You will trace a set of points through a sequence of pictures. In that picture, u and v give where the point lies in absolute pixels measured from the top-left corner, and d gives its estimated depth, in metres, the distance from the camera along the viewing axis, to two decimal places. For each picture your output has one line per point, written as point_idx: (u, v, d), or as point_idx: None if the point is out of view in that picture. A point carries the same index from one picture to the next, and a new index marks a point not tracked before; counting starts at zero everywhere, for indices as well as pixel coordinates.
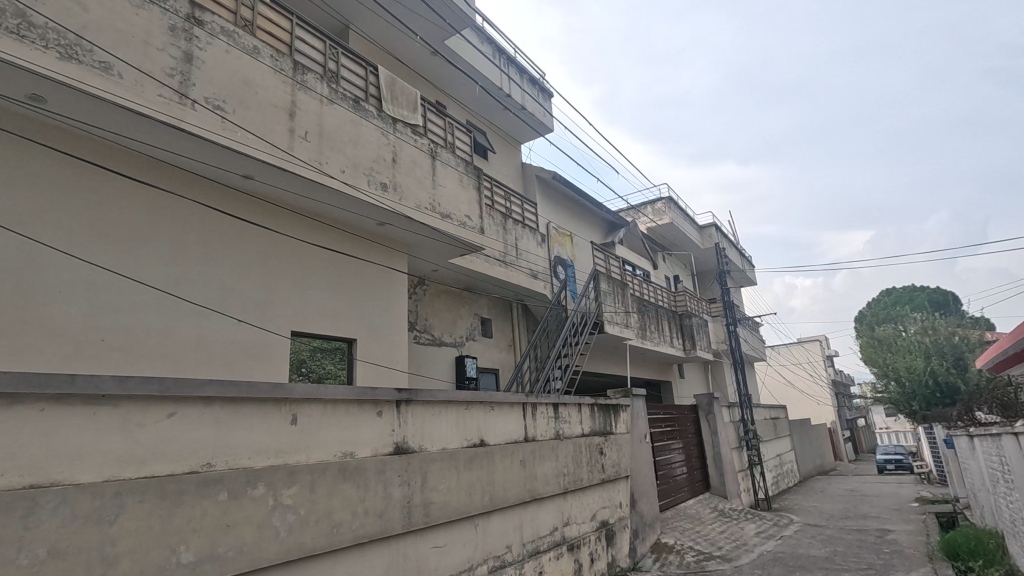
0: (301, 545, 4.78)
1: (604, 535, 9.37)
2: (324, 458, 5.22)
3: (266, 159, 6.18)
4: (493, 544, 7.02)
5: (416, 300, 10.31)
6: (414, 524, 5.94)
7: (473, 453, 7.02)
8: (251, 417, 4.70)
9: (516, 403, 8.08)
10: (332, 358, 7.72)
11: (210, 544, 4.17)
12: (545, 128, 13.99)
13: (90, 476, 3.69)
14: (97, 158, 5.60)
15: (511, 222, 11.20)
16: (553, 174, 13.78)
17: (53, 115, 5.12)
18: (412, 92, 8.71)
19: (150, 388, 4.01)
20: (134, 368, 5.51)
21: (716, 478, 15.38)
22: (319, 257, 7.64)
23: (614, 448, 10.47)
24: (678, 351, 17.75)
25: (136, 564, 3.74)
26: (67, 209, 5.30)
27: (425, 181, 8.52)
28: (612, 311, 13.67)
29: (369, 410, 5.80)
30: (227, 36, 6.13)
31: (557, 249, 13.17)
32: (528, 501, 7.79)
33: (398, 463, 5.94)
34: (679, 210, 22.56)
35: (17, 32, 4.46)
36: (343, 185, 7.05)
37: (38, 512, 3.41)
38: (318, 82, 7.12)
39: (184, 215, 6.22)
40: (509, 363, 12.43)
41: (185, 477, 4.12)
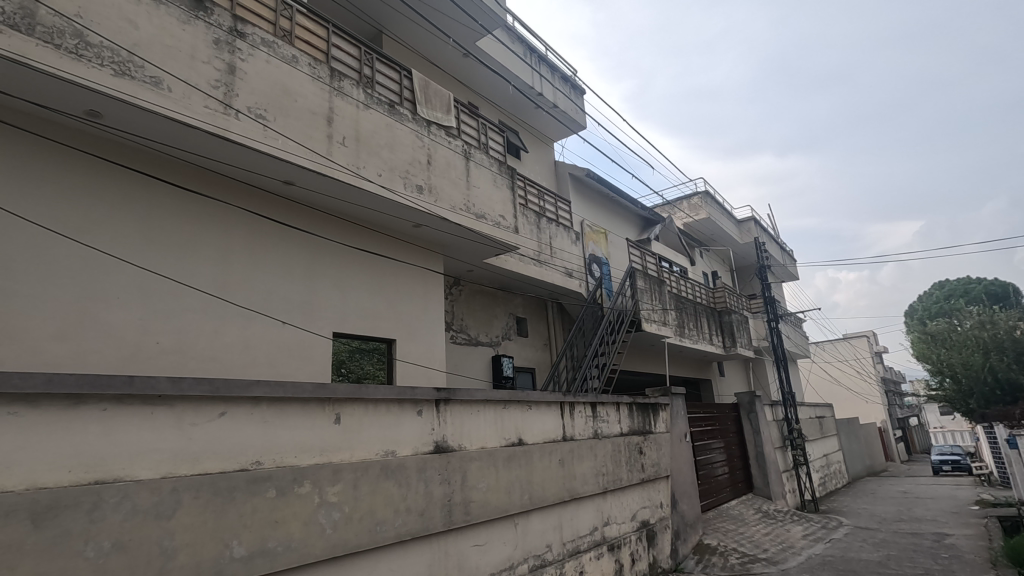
0: (346, 542, 4.89)
1: (645, 536, 9.26)
2: (366, 456, 5.33)
3: (306, 165, 6.34)
4: (533, 543, 7.03)
5: (452, 301, 10.39)
6: (454, 522, 6.00)
7: (512, 452, 7.04)
8: (295, 416, 4.83)
9: (554, 402, 8.06)
10: (370, 359, 7.82)
11: (261, 539, 4.31)
12: (578, 125, 13.90)
13: (149, 473, 3.86)
14: (150, 169, 5.86)
15: (545, 220, 11.18)
16: (587, 171, 13.66)
17: (108, 129, 5.38)
18: (445, 94, 8.80)
19: (201, 388, 4.16)
20: (187, 369, 5.73)
21: (760, 479, 14.99)
22: (358, 260, 7.80)
23: (653, 447, 10.32)
24: (717, 349, 17.38)
25: (193, 558, 3.90)
26: (123, 219, 5.57)
27: (460, 182, 8.58)
28: (650, 309, 13.49)
29: (409, 409, 5.88)
30: (267, 46, 6.32)
31: (592, 247, 13.09)
32: (567, 500, 7.77)
33: (438, 461, 6.01)
34: (716, 204, 22.08)
35: (75, 52, 4.72)
36: (380, 189, 7.17)
37: (102, 507, 3.58)
38: (354, 88, 7.26)
39: (231, 221, 6.45)
40: (545, 362, 12.42)
41: (236, 474, 4.27)
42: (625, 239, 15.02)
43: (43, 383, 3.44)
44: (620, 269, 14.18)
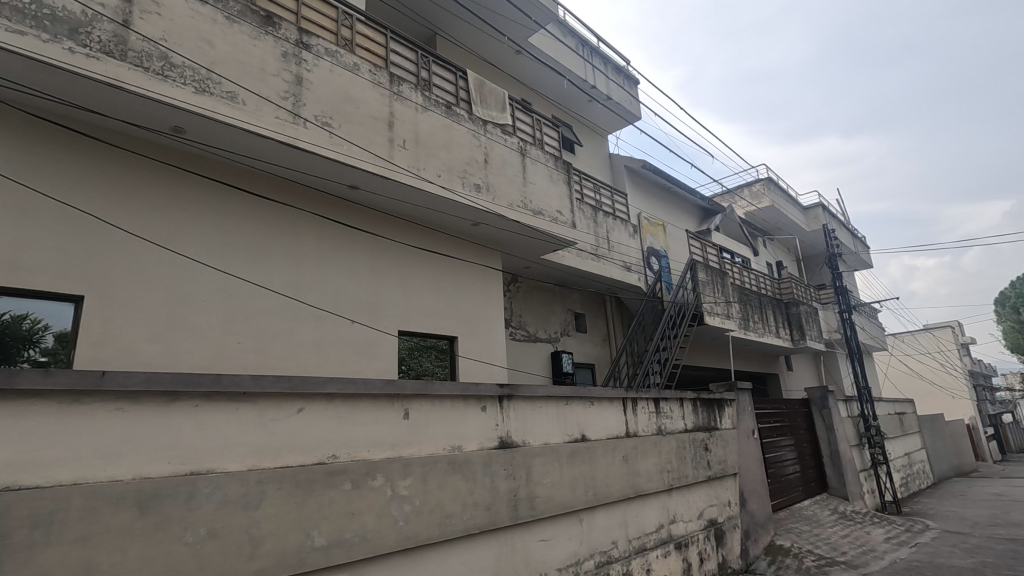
0: (417, 534, 5.03)
1: (713, 535, 9.01)
2: (434, 451, 5.46)
3: (370, 169, 6.55)
4: (598, 540, 6.99)
5: (511, 297, 10.46)
6: (520, 517, 6.05)
7: (575, 448, 7.02)
8: (367, 412, 5.01)
9: (616, 397, 7.97)
10: (429, 357, 7.89)
11: (339, 530, 4.50)
12: (633, 115, 13.63)
13: (236, 465, 4.10)
14: (229, 178, 6.21)
15: (602, 214, 11.06)
16: (643, 163, 13.37)
17: (190, 144, 5.74)
18: (499, 92, 8.84)
19: (281, 386, 4.39)
20: (266, 367, 6.05)
21: (835, 478, 14.25)
22: (420, 260, 7.98)
23: (720, 444, 10.02)
24: (785, 342, 16.65)
25: (278, 546, 4.12)
26: (206, 226, 5.93)
27: (516, 179, 8.60)
28: (712, 301, 13.08)
29: (473, 406, 5.98)
30: (330, 56, 6.56)
31: (650, 240, 12.83)
32: (632, 497, 7.67)
33: (503, 457, 6.07)
34: (780, 191, 21.14)
35: (161, 74, 5.07)
36: (439, 189, 7.31)
37: (197, 495, 3.84)
38: (413, 91, 7.42)
39: (301, 225, 6.74)
40: (604, 357, 12.30)
41: (314, 467, 4.48)
42: (684, 230, 14.64)
43: (144, 382, 3.73)
44: (679, 261, 13.83)
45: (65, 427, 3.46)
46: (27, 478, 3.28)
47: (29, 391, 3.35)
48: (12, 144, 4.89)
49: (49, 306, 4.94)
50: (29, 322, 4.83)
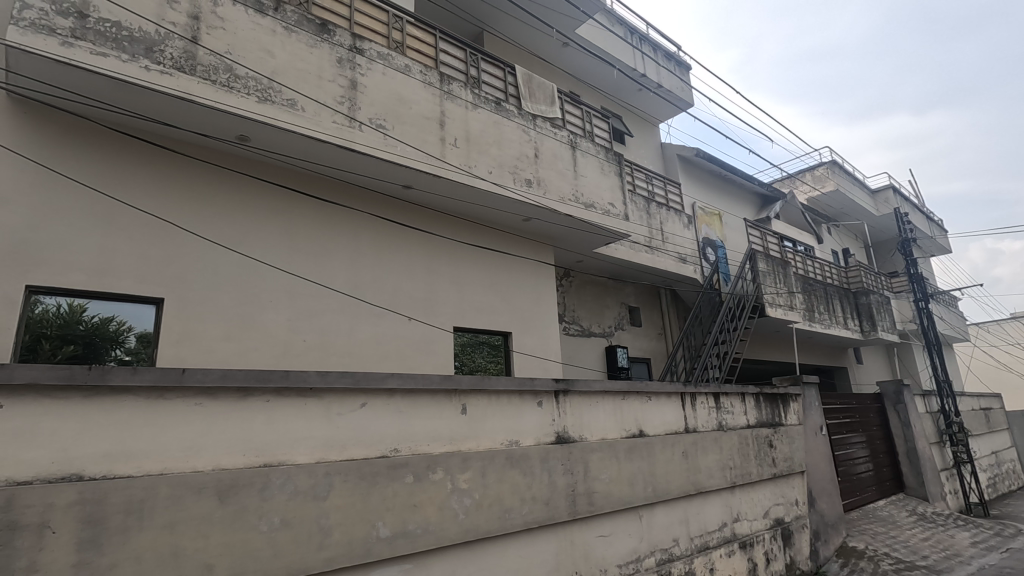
0: (478, 527, 5.09)
1: (780, 535, 8.68)
2: (492, 445, 5.51)
3: (423, 168, 6.66)
4: (659, 537, 6.86)
5: (564, 292, 10.40)
6: (579, 512, 6.02)
7: (633, 443, 6.90)
8: (426, 406, 5.10)
9: (674, 392, 7.79)
10: (481, 353, 7.93)
11: (402, 522, 4.62)
12: (685, 102, 13.23)
13: (305, 457, 4.28)
14: (291, 183, 6.47)
15: (655, 205, 10.81)
16: (697, 150, 12.96)
17: (255, 151, 6.01)
18: (548, 86, 8.77)
19: (345, 381, 4.54)
20: (329, 364, 6.28)
21: (913, 477, 13.41)
22: (473, 256, 8.06)
23: (785, 440, 9.61)
24: (854, 334, 15.79)
25: (346, 536, 4.27)
26: (270, 229, 6.20)
27: (567, 173, 8.53)
28: (774, 292, 12.55)
29: (529, 401, 5.98)
30: (383, 59, 6.70)
31: (705, 230, 12.45)
32: (693, 494, 7.48)
33: (560, 452, 6.05)
34: (845, 175, 20.03)
35: (227, 85, 5.33)
36: (491, 186, 7.35)
37: (271, 486, 4.03)
38: (462, 90, 7.48)
39: (358, 226, 6.93)
40: (660, 351, 12.06)
41: (378, 461, 4.62)
42: (742, 219, 14.11)
43: (219, 378, 3.93)
44: (737, 252, 13.36)
45: (152, 420, 3.70)
46: (120, 467, 3.54)
47: (119, 387, 3.60)
48: (97, 157, 5.28)
49: (132, 308, 5.30)
50: (115, 323, 5.20)
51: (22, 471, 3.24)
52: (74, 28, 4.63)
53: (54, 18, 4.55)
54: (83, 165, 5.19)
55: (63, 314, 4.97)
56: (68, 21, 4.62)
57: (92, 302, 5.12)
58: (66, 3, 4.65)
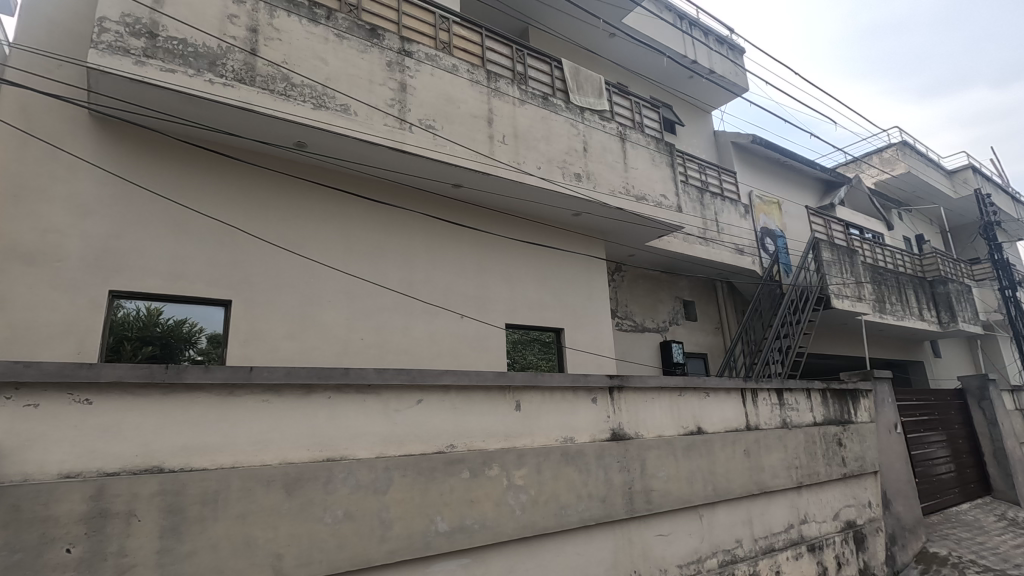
0: (535, 523, 5.09)
1: (852, 538, 8.23)
2: (547, 442, 5.49)
3: (472, 166, 6.71)
4: (721, 538, 6.66)
5: (615, 287, 10.24)
6: (637, 511, 5.91)
7: (691, 441, 6.71)
8: (480, 403, 5.14)
9: (734, 388, 7.51)
10: (532, 350, 7.89)
11: (460, 516, 4.67)
12: (740, 87, 12.72)
13: (366, 452, 4.39)
14: (346, 186, 6.65)
15: (709, 195, 10.47)
16: (753, 137, 12.45)
17: (312, 156, 6.22)
18: (596, 78, 8.62)
19: (401, 378, 4.63)
20: (386, 361, 6.43)
21: (1001, 479, 12.43)
22: (524, 252, 8.05)
23: (855, 439, 9.10)
24: (930, 326, 14.77)
25: (406, 530, 4.36)
26: (327, 231, 6.39)
27: (617, 165, 8.38)
28: (840, 283, 11.90)
29: (583, 397, 5.92)
30: (431, 60, 6.78)
31: (763, 220, 11.95)
32: (756, 494, 7.20)
33: (616, 449, 5.96)
34: (918, 156, 18.75)
35: (285, 94, 5.53)
36: (540, 181, 7.31)
37: (334, 479, 4.16)
38: (510, 86, 7.47)
39: (410, 225, 7.05)
40: (718, 346, 11.68)
41: (435, 456, 4.69)
42: (803, 206, 13.45)
43: (284, 375, 4.09)
44: (798, 241, 12.77)
45: (224, 416, 3.90)
46: (196, 461, 3.74)
47: (194, 384, 3.80)
48: (168, 167, 5.59)
49: (203, 310, 5.59)
50: (187, 324, 5.50)
51: (109, 463, 3.47)
52: (146, 48, 4.93)
53: (128, 39, 4.85)
54: (157, 176, 5.52)
55: (142, 317, 5.31)
56: (140, 41, 4.92)
57: (167, 305, 5.44)
58: (138, 24, 4.95)
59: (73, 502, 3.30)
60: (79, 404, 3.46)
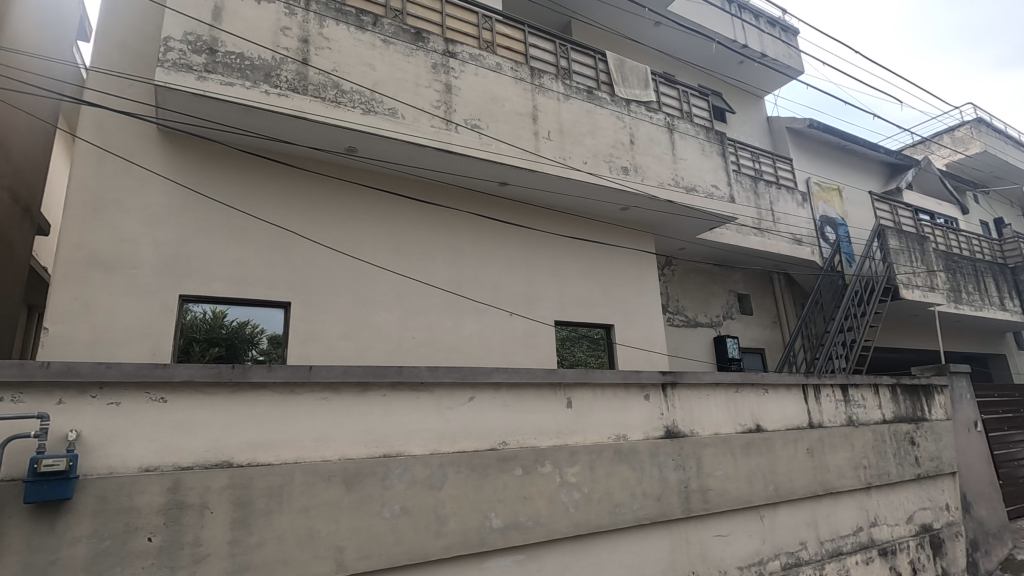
0: (588, 521, 5.05)
1: (928, 543, 7.75)
2: (599, 439, 5.43)
3: (518, 164, 6.71)
4: (783, 539, 6.41)
5: (666, 281, 10.02)
6: (694, 510, 5.77)
7: (749, 439, 6.48)
8: (532, 400, 5.14)
9: (795, 384, 7.20)
10: (581, 346, 7.82)
11: (514, 513, 4.69)
12: (794, 70, 12.17)
13: (420, 449, 4.47)
14: (395, 188, 6.79)
15: (763, 184, 10.08)
16: (810, 121, 11.90)
17: (362, 160, 6.38)
18: (641, 68, 8.45)
19: (453, 376, 4.68)
20: (437, 359, 6.54)
21: None
22: (571, 249, 7.99)
23: (930, 437, 8.55)
24: (1013, 316, 13.70)
25: (461, 526, 4.42)
26: (378, 233, 6.55)
27: (666, 157, 8.18)
28: (910, 272, 11.21)
29: (635, 394, 5.81)
30: (475, 60, 6.82)
31: (823, 208, 11.41)
32: (821, 495, 6.89)
33: (671, 447, 5.83)
34: (995, 133, 17.42)
35: (335, 101, 5.70)
36: (587, 176, 7.23)
37: (390, 475, 4.26)
38: (554, 82, 7.42)
39: (458, 225, 7.13)
40: (776, 341, 11.25)
41: (488, 453, 4.73)
42: (866, 192, 12.74)
43: (341, 374, 4.22)
44: (862, 229, 12.11)
45: (286, 413, 4.05)
46: (262, 456, 3.91)
47: (258, 383, 3.97)
48: (229, 177, 5.86)
49: (264, 312, 5.84)
50: (250, 326, 5.75)
51: (184, 458, 3.68)
52: (207, 63, 5.18)
53: (190, 56, 5.12)
54: (219, 185, 5.80)
55: (208, 319, 5.59)
56: (202, 58, 5.18)
57: (231, 308, 5.71)
58: (199, 41, 5.21)
59: (152, 494, 3.51)
60: (156, 402, 3.68)
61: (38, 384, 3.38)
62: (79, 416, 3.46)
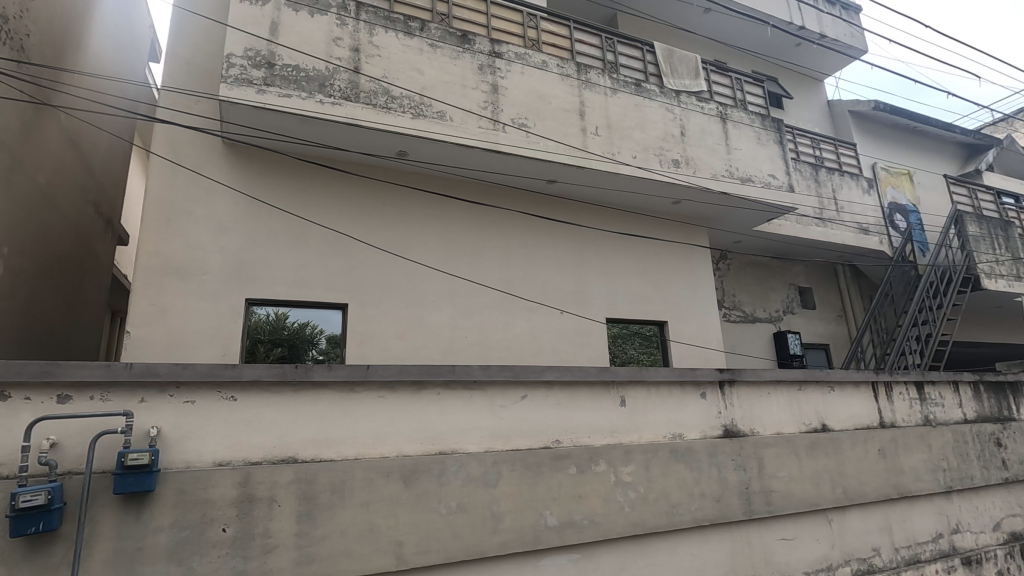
0: (645, 521, 4.97)
1: (1018, 552, 7.18)
2: (654, 438, 5.33)
3: (566, 161, 6.67)
4: (854, 545, 6.09)
5: (721, 276, 9.72)
6: (756, 512, 5.57)
7: (815, 439, 6.20)
8: (585, 398, 5.10)
9: (864, 382, 6.83)
10: (633, 344, 7.69)
11: (569, 512, 4.68)
12: (857, 49, 11.52)
13: (475, 447, 4.53)
14: (445, 189, 6.89)
15: (825, 171, 9.60)
16: (875, 103, 11.24)
17: (412, 164, 6.51)
18: (691, 58, 8.21)
19: (505, 374, 4.71)
20: (489, 358, 6.60)
21: None
22: (621, 244, 7.88)
23: (1019, 439, 7.91)
24: None
25: (516, 523, 4.45)
26: (430, 235, 6.67)
27: (719, 147, 7.93)
28: (992, 260, 10.38)
29: (691, 392, 5.67)
30: (521, 59, 6.83)
31: (891, 194, 10.76)
32: (896, 498, 6.50)
33: (730, 447, 5.65)
34: None
35: (386, 106, 5.84)
36: (637, 170, 7.11)
37: (446, 472, 4.33)
38: (601, 77, 7.33)
39: (507, 224, 7.16)
40: (841, 336, 10.71)
41: (541, 451, 4.73)
42: (941, 176, 11.91)
43: (397, 373, 4.32)
44: (936, 216, 11.32)
45: (346, 411, 4.19)
46: (324, 452, 4.06)
47: (320, 382, 4.13)
48: (288, 184, 6.12)
49: (323, 313, 6.05)
50: (310, 327, 5.98)
51: (253, 453, 3.87)
52: (266, 77, 5.43)
53: (250, 71, 5.38)
54: (279, 193, 6.06)
55: (271, 321, 5.85)
56: (261, 72, 5.43)
57: (292, 310, 5.96)
58: (258, 56, 5.46)
59: (225, 487, 3.72)
60: (227, 400, 3.89)
61: (123, 384, 3.64)
62: (159, 413, 3.70)
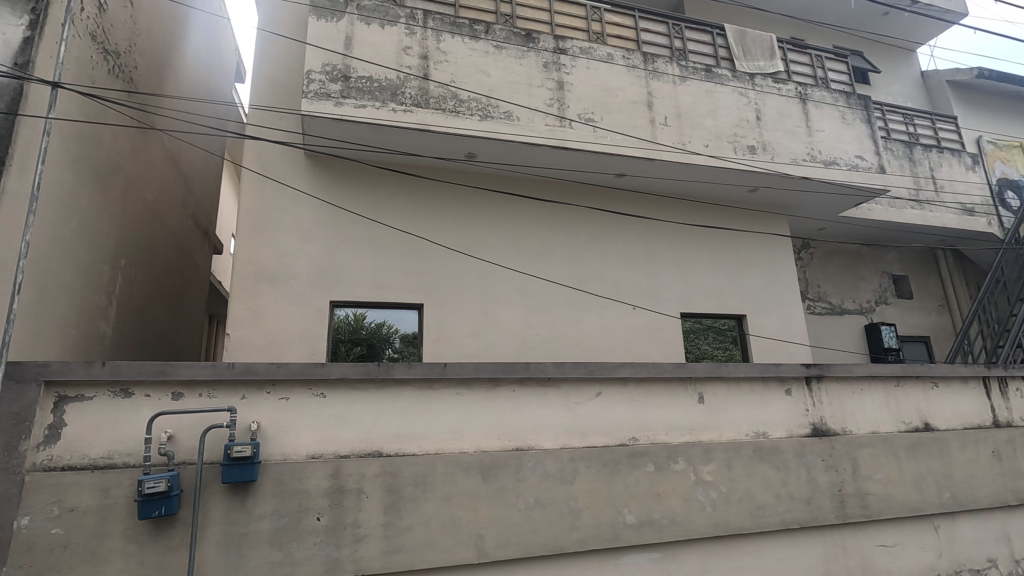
0: (728, 522, 4.81)
1: None
2: (736, 437, 5.14)
3: (635, 153, 6.55)
4: (965, 554, 5.60)
5: (804, 266, 9.20)
6: (851, 516, 5.24)
7: (916, 439, 5.74)
8: (661, 395, 5.00)
9: (973, 377, 6.24)
10: (709, 339, 7.44)
11: (648, 510, 4.61)
12: (955, 13, 10.51)
13: (551, 443, 4.56)
14: (514, 188, 6.95)
15: (920, 149, 8.84)
16: (979, 70, 10.23)
17: (481, 165, 6.62)
18: (765, 37, 7.81)
19: (579, 371, 4.70)
20: (562, 355, 6.61)
21: None
22: (694, 236, 7.63)
23: None
24: None
25: (594, 520, 4.44)
26: (500, 234, 6.76)
27: (799, 130, 7.50)
28: None
29: (775, 389, 5.41)
30: (585, 54, 6.77)
31: (1001, 170, 9.78)
32: (1015, 505, 5.91)
33: (819, 446, 5.34)
34: None
35: (454, 111, 5.98)
36: (709, 159, 6.87)
37: (524, 468, 4.39)
38: (668, 65, 7.13)
39: (575, 220, 7.13)
40: (943, 327, 9.85)
41: (618, 449, 4.69)
42: None
43: (473, 370, 4.43)
44: None
45: (426, 408, 4.34)
46: (406, 447, 4.23)
47: (401, 379, 4.31)
48: (364, 191, 6.40)
49: (399, 313, 6.29)
50: (387, 327, 6.23)
51: (342, 447, 4.09)
52: (342, 90, 5.71)
53: (328, 85, 5.67)
54: (357, 200, 6.36)
55: (351, 322, 6.14)
56: (338, 85, 5.71)
57: (370, 311, 6.22)
58: (335, 71, 5.75)
59: (318, 479, 3.96)
60: (317, 397, 4.14)
61: (226, 382, 3.96)
62: (258, 409, 3.99)
